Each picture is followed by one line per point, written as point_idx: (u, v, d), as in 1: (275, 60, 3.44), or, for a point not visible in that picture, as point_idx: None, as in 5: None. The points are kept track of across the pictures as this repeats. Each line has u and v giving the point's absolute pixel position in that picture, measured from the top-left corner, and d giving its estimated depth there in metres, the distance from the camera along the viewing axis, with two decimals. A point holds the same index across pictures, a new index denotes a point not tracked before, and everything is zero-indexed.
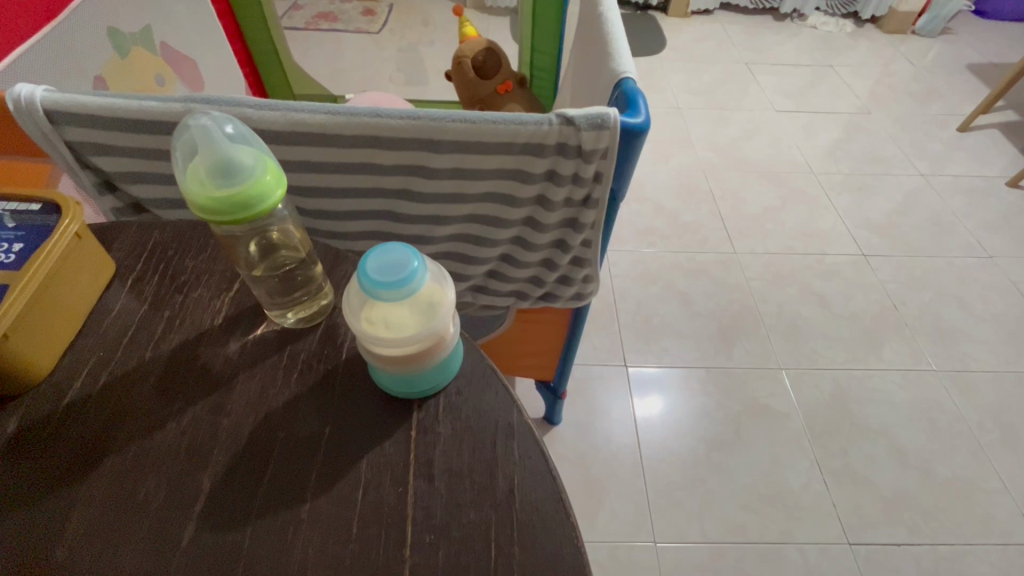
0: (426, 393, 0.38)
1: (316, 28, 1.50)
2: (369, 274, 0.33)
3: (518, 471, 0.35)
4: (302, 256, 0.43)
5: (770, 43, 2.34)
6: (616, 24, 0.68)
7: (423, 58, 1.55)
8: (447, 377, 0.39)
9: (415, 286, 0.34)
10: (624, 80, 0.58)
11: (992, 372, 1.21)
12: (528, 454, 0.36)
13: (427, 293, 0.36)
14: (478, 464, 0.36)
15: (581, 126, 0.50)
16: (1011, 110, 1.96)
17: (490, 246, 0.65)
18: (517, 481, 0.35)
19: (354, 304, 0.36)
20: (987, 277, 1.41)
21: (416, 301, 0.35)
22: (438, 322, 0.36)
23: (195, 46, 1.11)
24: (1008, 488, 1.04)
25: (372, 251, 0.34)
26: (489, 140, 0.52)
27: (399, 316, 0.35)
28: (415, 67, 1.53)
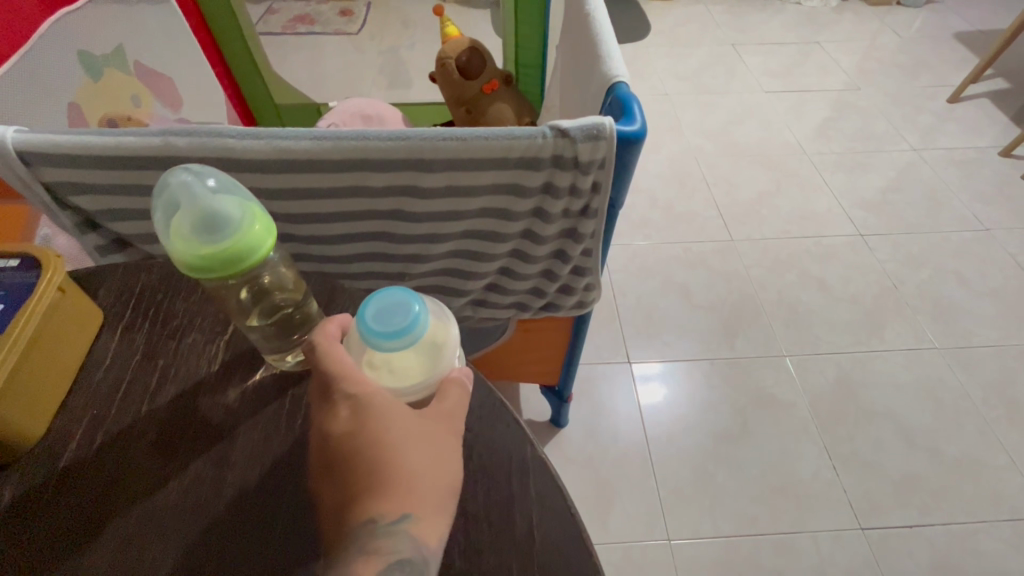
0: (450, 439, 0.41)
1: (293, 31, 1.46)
2: (371, 325, 0.33)
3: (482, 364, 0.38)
4: (298, 297, 0.42)
5: (755, 22, 2.31)
6: (604, 22, 0.66)
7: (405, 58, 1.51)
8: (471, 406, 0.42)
9: (417, 334, 0.33)
10: (617, 84, 0.56)
11: (994, 347, 1.21)
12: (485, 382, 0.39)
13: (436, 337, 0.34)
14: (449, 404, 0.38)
15: (577, 139, 0.48)
16: (1000, 78, 1.94)
17: (490, 261, 0.63)
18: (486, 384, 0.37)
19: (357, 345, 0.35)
20: (985, 251, 1.40)
21: (425, 350, 0.34)
22: (444, 364, 0.34)
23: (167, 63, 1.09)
24: (1015, 464, 1.04)
25: (374, 296, 0.33)
26: (482, 156, 0.50)
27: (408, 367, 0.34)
28: (393, 65, 1.48)
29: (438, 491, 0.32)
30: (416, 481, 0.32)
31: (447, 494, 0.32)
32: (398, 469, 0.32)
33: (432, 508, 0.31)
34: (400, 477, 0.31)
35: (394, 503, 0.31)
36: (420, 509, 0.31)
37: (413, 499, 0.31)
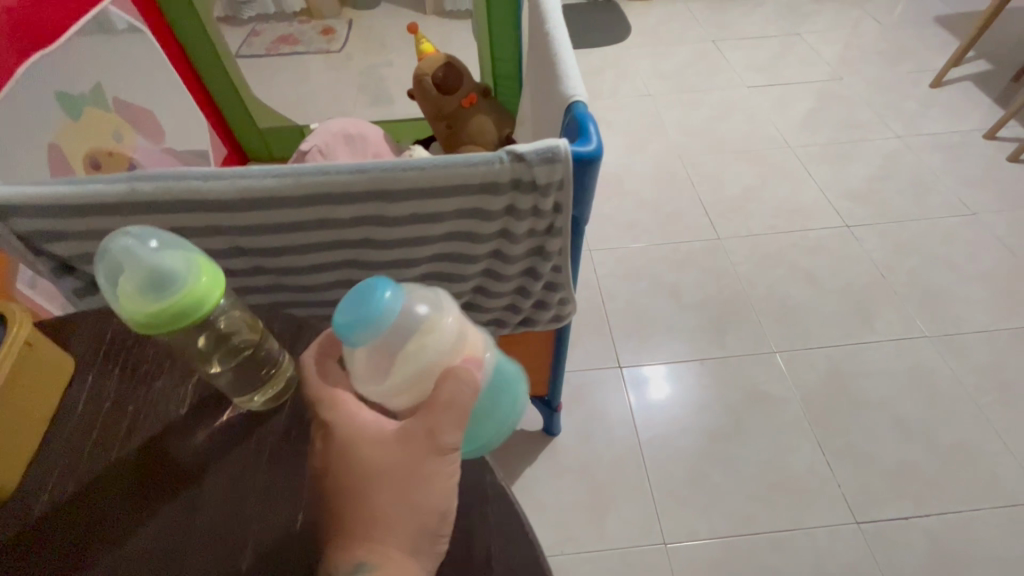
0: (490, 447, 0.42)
1: (277, 52, 1.57)
2: (342, 318, 0.34)
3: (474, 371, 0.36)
4: (258, 339, 0.43)
5: (735, 17, 2.32)
6: (564, 38, 0.66)
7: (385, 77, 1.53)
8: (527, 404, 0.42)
9: (386, 320, 0.35)
10: (574, 104, 0.56)
11: (985, 332, 1.21)
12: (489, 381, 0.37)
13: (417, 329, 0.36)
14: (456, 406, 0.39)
15: (533, 162, 0.49)
16: (982, 59, 1.94)
17: (463, 281, 0.64)
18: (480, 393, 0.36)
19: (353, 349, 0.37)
20: (973, 235, 1.40)
21: (408, 343, 0.36)
22: (428, 357, 0.36)
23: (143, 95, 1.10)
24: (1010, 449, 1.04)
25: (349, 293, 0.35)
26: (442, 184, 0.51)
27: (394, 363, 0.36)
28: (370, 81, 1.47)
29: (401, 533, 0.34)
30: (378, 523, 0.34)
31: (414, 535, 0.34)
32: (364, 510, 0.34)
33: (393, 551, 0.34)
34: (367, 518, 0.34)
35: (358, 542, 0.34)
36: (378, 555, 0.33)
37: (376, 541, 0.34)
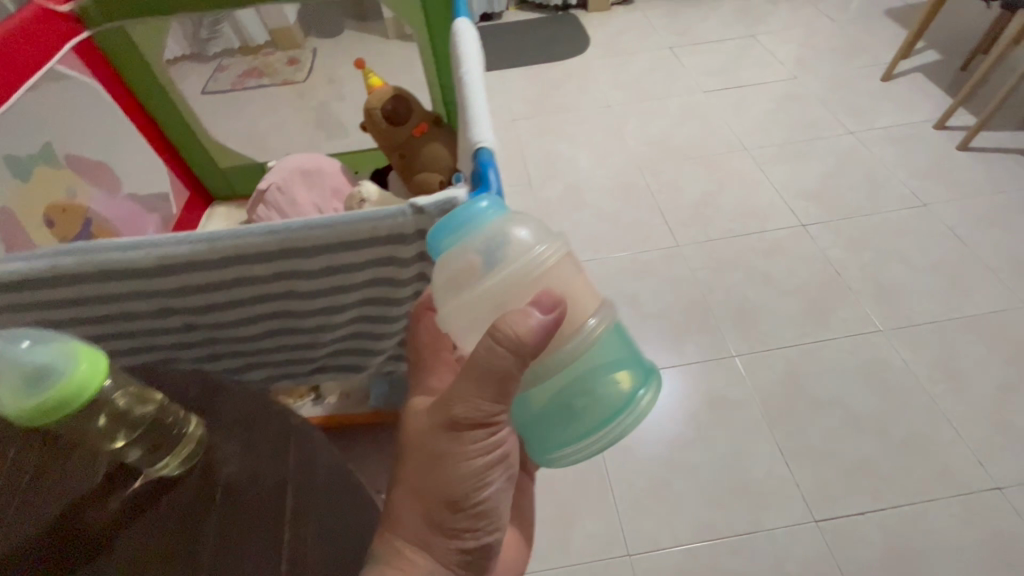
0: (603, 431, 0.46)
1: (243, 86, 1.38)
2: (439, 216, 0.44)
3: (482, 363, 0.41)
4: (158, 405, 0.45)
5: (692, 22, 2.36)
6: (475, 79, 0.69)
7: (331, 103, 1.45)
8: (646, 406, 0.47)
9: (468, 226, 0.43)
10: (479, 151, 0.59)
11: (937, 322, 1.24)
12: (516, 371, 0.41)
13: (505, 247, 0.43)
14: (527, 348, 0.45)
15: (432, 214, 0.52)
16: (931, 50, 1.99)
17: (393, 322, 0.66)
18: (497, 380, 0.41)
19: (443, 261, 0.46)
20: (925, 226, 1.43)
21: (486, 251, 0.43)
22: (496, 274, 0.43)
23: (91, 149, 1.13)
24: (962, 437, 1.06)
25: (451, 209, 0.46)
26: (351, 238, 0.54)
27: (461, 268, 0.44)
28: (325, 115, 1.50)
29: (421, 485, 0.48)
30: (413, 475, 0.48)
31: (425, 487, 0.47)
32: (406, 467, 0.49)
33: (411, 499, 0.48)
34: (405, 473, 0.49)
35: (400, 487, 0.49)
36: (404, 496, 0.48)
37: (406, 487, 0.49)
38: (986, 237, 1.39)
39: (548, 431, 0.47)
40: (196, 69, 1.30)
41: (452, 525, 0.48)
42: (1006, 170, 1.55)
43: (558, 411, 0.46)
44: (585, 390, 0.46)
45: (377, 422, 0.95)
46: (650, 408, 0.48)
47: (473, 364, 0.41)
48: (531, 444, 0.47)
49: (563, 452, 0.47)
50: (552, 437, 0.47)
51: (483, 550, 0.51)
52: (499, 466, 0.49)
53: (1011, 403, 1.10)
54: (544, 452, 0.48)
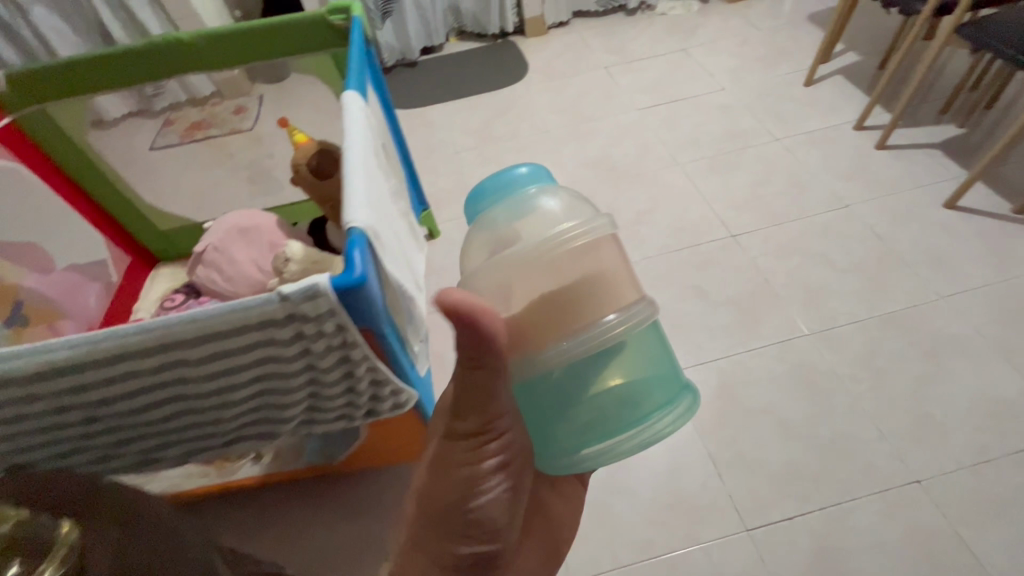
0: (633, 436, 0.54)
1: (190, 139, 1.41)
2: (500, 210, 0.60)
3: (474, 375, 0.50)
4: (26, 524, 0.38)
5: (626, 40, 2.44)
6: (356, 155, 0.73)
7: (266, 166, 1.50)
8: (673, 418, 0.56)
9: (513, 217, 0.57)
10: (351, 230, 0.63)
11: (860, 321, 1.29)
12: (489, 375, 0.50)
13: (540, 231, 0.55)
14: (549, 316, 0.51)
15: (297, 300, 0.55)
16: (851, 52, 2.08)
17: (292, 394, 0.69)
18: (477, 383, 0.51)
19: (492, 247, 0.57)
20: (848, 227, 1.49)
21: (524, 229, 0.56)
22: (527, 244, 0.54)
23: (16, 231, 1.16)
24: (884, 434, 1.11)
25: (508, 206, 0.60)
26: (227, 326, 0.57)
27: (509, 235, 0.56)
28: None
29: (427, 481, 0.58)
30: (425, 472, 0.59)
31: (428, 484, 0.57)
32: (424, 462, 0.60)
33: (422, 493, 0.58)
34: (423, 467, 0.60)
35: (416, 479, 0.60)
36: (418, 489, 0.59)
37: (420, 482, 0.59)
38: (904, 233, 1.45)
39: (581, 431, 0.54)
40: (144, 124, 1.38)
41: (451, 528, 0.56)
42: (921, 166, 1.62)
43: (595, 416, 0.54)
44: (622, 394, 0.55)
45: (314, 473, 0.98)
46: (674, 427, 0.56)
47: (470, 375, 0.51)
48: (564, 446, 0.55)
49: (594, 451, 0.54)
50: (586, 436, 0.54)
51: (483, 557, 0.58)
52: (500, 476, 0.56)
53: (929, 395, 1.15)
54: (579, 451, 0.54)
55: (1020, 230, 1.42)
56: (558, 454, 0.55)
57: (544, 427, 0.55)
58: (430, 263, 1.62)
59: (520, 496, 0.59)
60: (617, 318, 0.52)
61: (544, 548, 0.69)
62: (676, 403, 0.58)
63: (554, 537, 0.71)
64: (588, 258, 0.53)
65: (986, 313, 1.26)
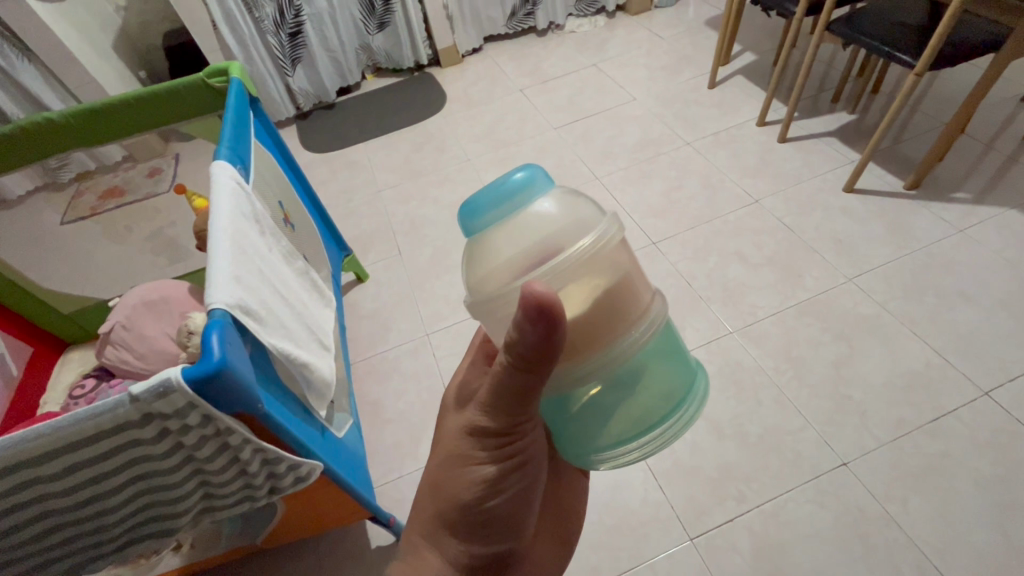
0: (653, 437, 0.52)
1: (102, 207, 1.48)
2: (513, 179, 0.48)
3: (515, 376, 0.46)
4: None
5: (539, 61, 2.49)
6: (222, 228, 0.71)
7: (174, 234, 1.45)
8: (695, 406, 0.55)
9: (523, 197, 0.48)
10: (213, 313, 0.61)
11: (777, 313, 1.33)
12: (535, 381, 0.46)
13: (559, 220, 0.47)
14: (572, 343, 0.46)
15: (148, 399, 0.53)
16: (746, 53, 2.19)
17: (177, 488, 0.65)
18: (518, 389, 0.47)
19: (510, 227, 0.47)
20: (759, 222, 1.55)
21: (537, 218, 0.47)
22: (549, 237, 0.46)
23: None
24: (810, 422, 1.14)
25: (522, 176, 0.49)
26: (78, 437, 0.53)
27: (509, 240, 0.46)
28: (164, 238, 1.47)
29: (441, 485, 0.57)
30: (439, 474, 0.58)
31: (445, 488, 0.57)
32: (438, 462, 0.59)
33: (435, 494, 0.58)
34: (437, 467, 0.59)
35: (429, 480, 0.60)
36: (430, 494, 0.59)
37: (433, 482, 0.59)
38: (809, 221, 1.52)
39: (601, 438, 0.52)
40: (52, 199, 1.44)
41: (466, 528, 0.56)
42: (820, 155, 1.71)
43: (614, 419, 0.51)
44: (645, 393, 0.51)
45: (239, 555, 0.93)
46: (687, 423, 0.54)
47: (493, 376, 0.49)
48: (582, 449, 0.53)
49: (609, 454, 0.52)
50: (604, 441, 0.52)
51: (498, 557, 0.58)
52: (515, 476, 0.56)
53: (847, 377, 1.19)
54: (594, 454, 0.53)
55: (912, 206, 1.51)
56: (574, 451, 0.54)
57: (566, 425, 0.53)
58: (359, 308, 1.59)
59: (535, 494, 0.59)
60: (640, 330, 0.48)
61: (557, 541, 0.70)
62: (696, 389, 0.56)
63: (566, 528, 0.71)
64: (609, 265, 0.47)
65: (888, 290, 1.32)
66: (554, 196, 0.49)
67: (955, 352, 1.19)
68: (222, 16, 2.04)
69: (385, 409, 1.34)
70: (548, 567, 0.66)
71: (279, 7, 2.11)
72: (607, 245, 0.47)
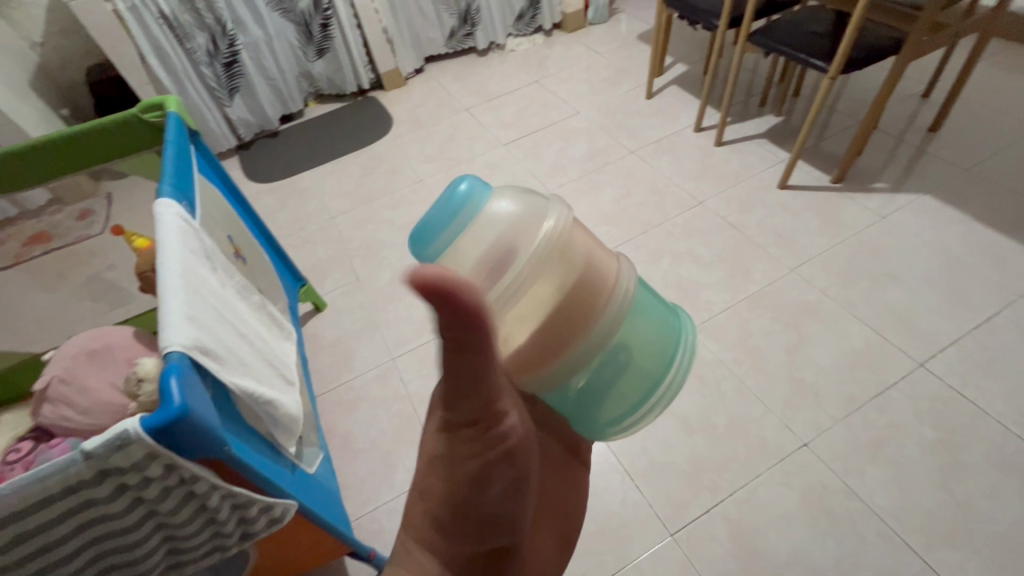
0: (658, 396, 0.58)
1: (29, 255, 1.35)
2: (458, 189, 0.50)
3: (459, 359, 0.44)
4: None
5: (483, 80, 2.54)
6: (169, 263, 0.69)
7: (114, 277, 1.37)
8: (690, 345, 0.61)
9: (472, 203, 0.50)
10: (169, 356, 0.58)
11: (730, 307, 1.40)
12: (473, 358, 0.44)
13: (512, 217, 0.50)
14: (562, 331, 0.49)
15: (103, 454, 0.50)
16: (678, 64, 2.31)
17: (138, 548, 0.61)
18: (461, 369, 0.45)
19: (469, 238, 0.49)
20: (705, 223, 1.62)
21: (491, 220, 0.49)
22: (509, 235, 0.49)
23: None
24: (770, 408, 1.19)
25: (463, 184, 0.50)
26: (22, 505, 0.49)
27: (469, 249, 0.48)
28: (103, 282, 1.38)
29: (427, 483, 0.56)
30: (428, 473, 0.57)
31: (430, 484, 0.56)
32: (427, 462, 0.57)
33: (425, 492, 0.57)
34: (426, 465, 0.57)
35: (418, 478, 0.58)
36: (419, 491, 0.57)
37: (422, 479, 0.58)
38: (751, 218, 1.61)
39: (611, 415, 0.57)
40: None
41: (451, 523, 0.55)
42: (754, 156, 1.82)
43: (627, 387, 0.56)
44: (645, 355, 0.56)
45: None
46: (684, 373, 0.59)
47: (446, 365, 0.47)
48: (595, 432, 0.58)
49: (623, 424, 0.58)
50: (614, 418, 0.58)
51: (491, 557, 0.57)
52: (501, 468, 0.53)
53: (799, 362, 1.26)
54: (608, 432, 0.59)
55: (840, 197, 1.62)
56: (591, 434, 0.59)
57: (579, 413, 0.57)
58: (320, 339, 1.55)
59: (529, 491, 0.56)
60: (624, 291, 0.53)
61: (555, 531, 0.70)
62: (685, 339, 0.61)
63: (564, 527, 0.72)
64: (570, 248, 0.51)
65: (827, 277, 1.42)
66: (499, 195, 0.51)
67: (892, 329, 1.29)
68: (151, 50, 1.98)
69: (356, 440, 1.30)
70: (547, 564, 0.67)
71: (212, 37, 2.06)
72: (562, 230, 0.50)
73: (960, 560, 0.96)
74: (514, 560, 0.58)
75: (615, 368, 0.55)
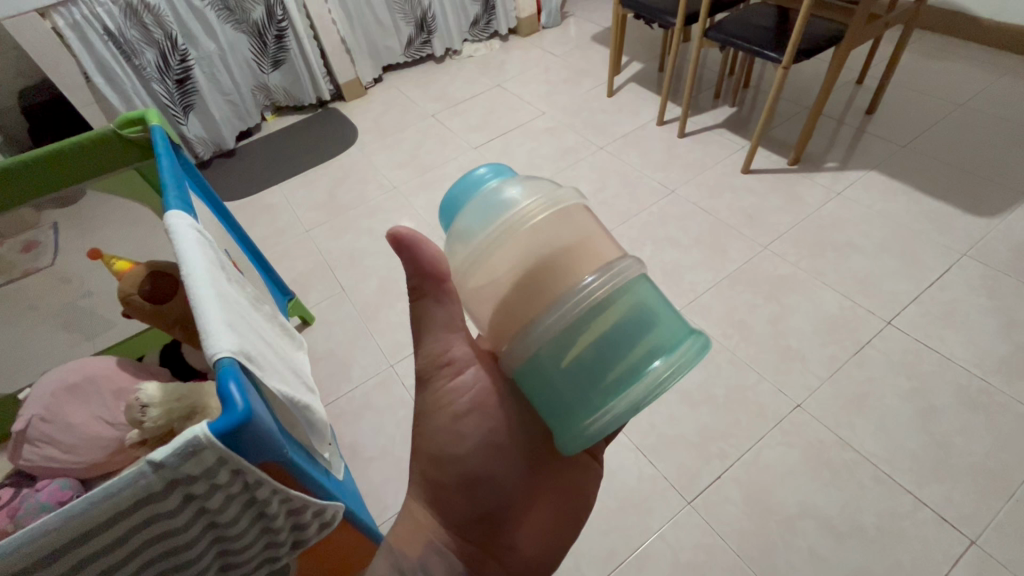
0: (628, 395, 0.53)
1: None
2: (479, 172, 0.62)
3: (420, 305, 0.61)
4: None
5: (444, 86, 2.55)
6: (190, 256, 0.69)
7: (87, 307, 1.29)
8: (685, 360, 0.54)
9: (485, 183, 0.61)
10: (220, 362, 0.57)
11: (713, 285, 1.48)
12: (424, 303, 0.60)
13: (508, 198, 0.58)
14: (525, 290, 0.53)
15: (175, 463, 0.48)
16: (633, 62, 2.42)
17: (195, 564, 0.60)
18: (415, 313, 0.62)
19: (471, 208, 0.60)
20: (679, 209, 1.71)
21: (491, 197, 0.59)
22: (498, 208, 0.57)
23: None
24: (763, 375, 1.27)
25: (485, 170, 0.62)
26: (92, 523, 0.48)
27: (468, 218, 0.59)
28: (74, 314, 1.30)
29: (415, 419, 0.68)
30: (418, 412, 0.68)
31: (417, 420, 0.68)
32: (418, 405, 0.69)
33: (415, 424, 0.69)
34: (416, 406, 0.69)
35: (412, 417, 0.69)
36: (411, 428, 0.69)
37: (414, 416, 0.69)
38: (721, 202, 1.71)
39: (579, 405, 0.54)
40: None
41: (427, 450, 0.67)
42: (716, 144, 1.93)
43: (597, 374, 0.53)
44: (619, 347, 0.53)
45: None
46: (664, 379, 0.53)
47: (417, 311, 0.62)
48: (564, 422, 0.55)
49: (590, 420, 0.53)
50: (582, 409, 0.54)
51: (469, 488, 0.66)
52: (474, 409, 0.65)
53: (783, 330, 1.35)
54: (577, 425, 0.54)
55: (798, 178, 1.75)
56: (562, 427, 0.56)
57: (548, 396, 0.55)
58: (312, 352, 1.52)
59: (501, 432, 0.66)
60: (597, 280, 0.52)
61: (556, 503, 0.72)
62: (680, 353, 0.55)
63: (572, 495, 0.73)
64: (559, 223, 0.55)
65: (796, 250, 1.53)
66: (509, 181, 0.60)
67: (859, 293, 1.40)
68: (96, 68, 1.87)
69: (364, 448, 1.28)
70: (542, 521, 0.71)
71: (161, 53, 1.97)
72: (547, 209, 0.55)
73: (946, 492, 1.06)
74: (489, 492, 0.67)
75: (583, 347, 0.53)
